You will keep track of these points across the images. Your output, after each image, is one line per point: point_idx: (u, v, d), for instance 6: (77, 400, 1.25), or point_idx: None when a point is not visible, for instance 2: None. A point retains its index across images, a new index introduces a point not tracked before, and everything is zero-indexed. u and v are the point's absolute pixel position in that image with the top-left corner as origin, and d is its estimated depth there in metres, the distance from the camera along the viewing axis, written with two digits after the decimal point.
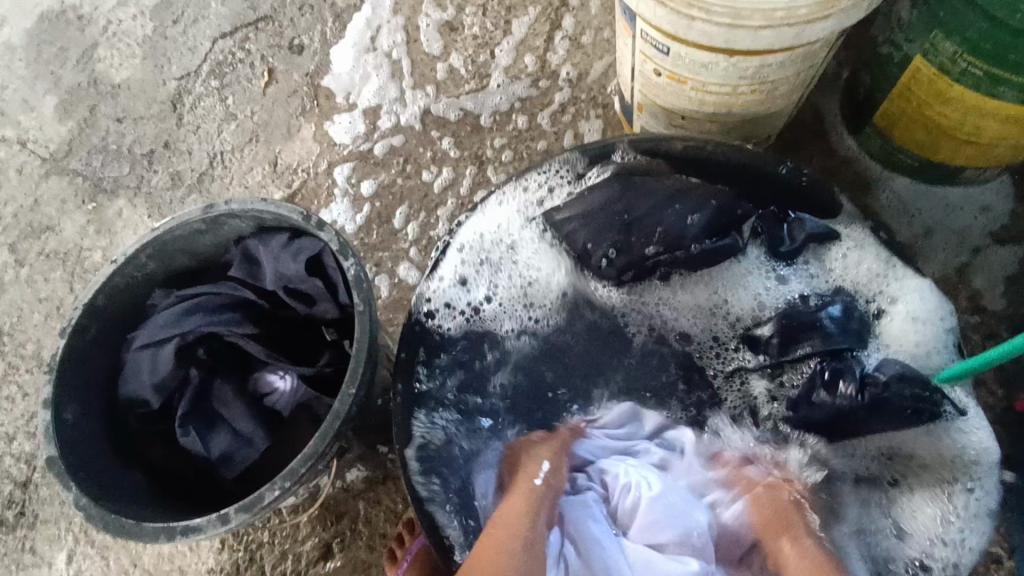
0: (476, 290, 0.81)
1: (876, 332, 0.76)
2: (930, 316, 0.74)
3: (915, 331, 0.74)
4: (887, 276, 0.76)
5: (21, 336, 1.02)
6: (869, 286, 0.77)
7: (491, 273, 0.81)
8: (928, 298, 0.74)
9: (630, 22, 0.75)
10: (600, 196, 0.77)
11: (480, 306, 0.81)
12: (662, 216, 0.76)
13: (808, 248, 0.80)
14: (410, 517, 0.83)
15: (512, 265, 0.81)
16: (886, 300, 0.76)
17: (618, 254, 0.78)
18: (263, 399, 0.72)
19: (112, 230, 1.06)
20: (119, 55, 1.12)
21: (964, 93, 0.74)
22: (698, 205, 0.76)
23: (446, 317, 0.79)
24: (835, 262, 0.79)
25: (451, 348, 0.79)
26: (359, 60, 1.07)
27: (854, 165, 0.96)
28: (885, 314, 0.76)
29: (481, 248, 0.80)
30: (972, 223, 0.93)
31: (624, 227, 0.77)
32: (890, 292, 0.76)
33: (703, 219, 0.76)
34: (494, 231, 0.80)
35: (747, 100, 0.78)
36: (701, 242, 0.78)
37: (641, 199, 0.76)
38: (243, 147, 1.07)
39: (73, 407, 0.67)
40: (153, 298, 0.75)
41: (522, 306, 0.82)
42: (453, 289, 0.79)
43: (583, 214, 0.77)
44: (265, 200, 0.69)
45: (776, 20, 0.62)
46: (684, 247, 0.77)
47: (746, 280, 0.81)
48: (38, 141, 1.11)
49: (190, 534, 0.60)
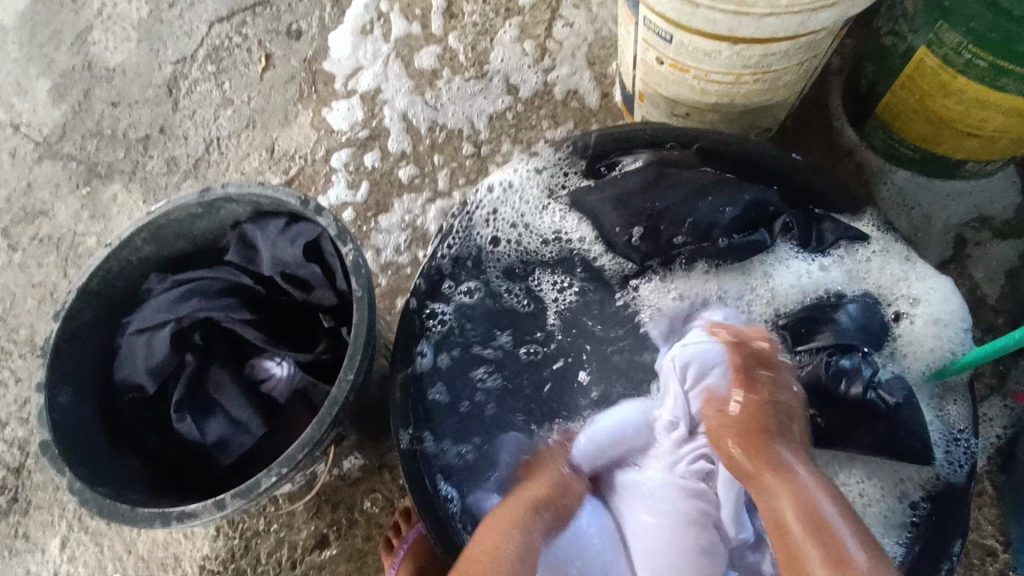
0: (508, 243, 0.83)
1: (894, 337, 0.76)
2: (952, 319, 0.73)
3: (933, 335, 0.74)
4: (908, 279, 0.75)
5: (14, 321, 1.01)
6: (892, 290, 0.76)
7: (518, 228, 0.83)
8: (952, 303, 0.74)
9: (632, 9, 0.74)
10: (630, 180, 0.78)
11: (505, 251, 0.83)
12: (695, 207, 0.76)
13: (841, 245, 0.77)
14: (407, 506, 0.83)
15: (534, 229, 0.83)
16: (906, 303, 0.76)
17: (641, 239, 0.79)
18: (260, 386, 0.71)
19: (107, 215, 1.05)
20: (114, 38, 1.11)
21: (968, 84, 0.73)
22: (733, 198, 0.75)
23: (485, 240, 0.82)
24: (861, 266, 0.77)
25: (484, 277, 0.82)
26: (359, 44, 1.06)
27: (854, 156, 0.95)
28: (905, 316, 0.76)
29: (518, 190, 0.82)
30: (973, 216, 0.92)
31: (657, 213, 0.77)
32: (912, 294, 0.75)
33: (736, 212, 0.76)
34: (525, 189, 0.82)
35: (750, 90, 0.77)
36: (729, 237, 0.78)
37: (670, 190, 0.76)
38: (239, 132, 1.06)
39: (67, 391, 0.66)
40: (148, 282, 0.74)
41: (551, 281, 0.85)
42: (499, 213, 0.82)
43: (616, 198, 0.78)
44: (262, 184, 0.68)
45: (780, 7, 0.61)
46: (712, 240, 0.78)
47: (783, 271, 0.80)
48: (31, 125, 1.10)
49: (186, 520, 0.59)
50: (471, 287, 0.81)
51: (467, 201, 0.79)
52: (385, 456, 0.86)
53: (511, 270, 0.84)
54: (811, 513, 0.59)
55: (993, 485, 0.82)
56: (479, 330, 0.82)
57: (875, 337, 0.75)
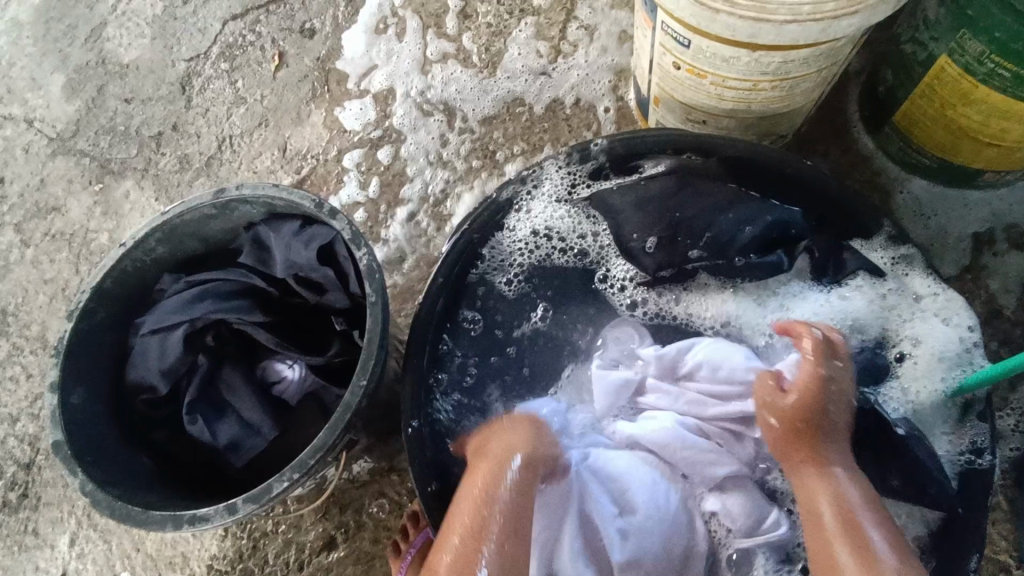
0: (531, 245, 0.82)
1: (896, 375, 0.75)
2: (958, 356, 0.73)
3: (939, 374, 0.73)
4: (913, 317, 0.75)
5: (26, 317, 1.01)
6: (896, 331, 0.76)
7: (540, 229, 0.82)
8: (953, 344, 0.73)
9: (650, 14, 0.74)
10: (654, 185, 0.77)
11: (525, 251, 0.83)
12: (712, 220, 0.77)
13: (857, 275, 0.77)
14: (415, 509, 0.82)
15: (554, 231, 0.83)
16: (909, 344, 0.75)
17: (658, 248, 0.79)
18: (271, 388, 0.72)
19: (120, 212, 1.05)
20: (128, 35, 1.11)
21: (989, 94, 0.72)
22: (753, 215, 0.77)
23: (509, 240, 0.82)
24: (870, 300, 0.76)
25: (500, 279, 0.82)
26: (372, 44, 1.06)
27: (870, 164, 0.94)
28: (907, 358, 0.75)
29: (548, 189, 0.81)
30: (991, 227, 0.91)
31: (674, 223, 0.78)
32: (917, 333, 0.75)
33: (756, 230, 0.77)
34: (553, 192, 0.82)
35: (767, 97, 0.76)
36: (746, 255, 0.79)
37: (690, 202, 0.77)
38: (252, 130, 1.06)
39: (81, 391, 0.67)
40: (162, 283, 0.74)
41: (561, 287, 0.84)
42: (527, 211, 0.81)
43: (638, 204, 0.78)
44: (277, 186, 0.68)
45: (802, 15, 0.61)
46: (728, 258, 0.79)
47: (798, 296, 0.79)
48: (45, 121, 1.10)
49: (197, 524, 0.59)
50: (491, 285, 0.82)
51: (503, 191, 0.78)
52: (394, 459, 0.86)
53: (525, 272, 0.83)
54: (846, 513, 0.59)
55: (1007, 501, 0.82)
56: (490, 335, 0.82)
57: (875, 371, 0.75)
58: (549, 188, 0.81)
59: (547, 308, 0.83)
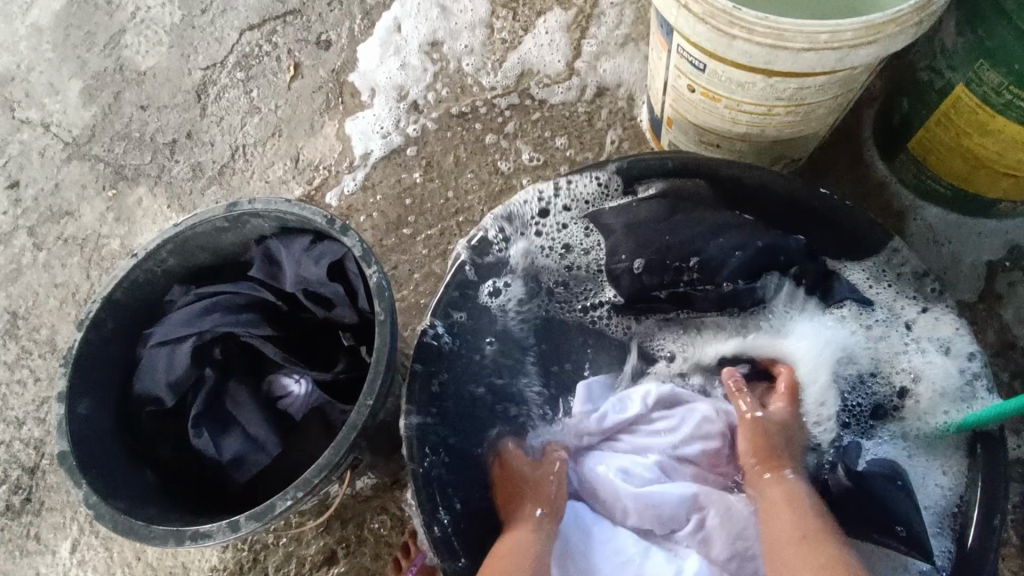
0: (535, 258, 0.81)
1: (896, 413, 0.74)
2: (958, 391, 0.72)
3: (940, 409, 0.72)
4: (909, 352, 0.74)
5: (35, 321, 1.02)
6: (891, 364, 0.75)
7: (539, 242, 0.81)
8: (953, 376, 0.72)
9: (666, 36, 0.74)
10: (643, 211, 0.77)
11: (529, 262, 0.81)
12: (705, 245, 0.75)
13: (847, 305, 0.76)
14: (417, 527, 0.82)
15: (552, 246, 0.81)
16: (907, 379, 0.74)
17: (646, 271, 0.77)
18: (277, 403, 0.71)
19: (132, 218, 1.05)
20: (146, 42, 1.12)
21: (1007, 125, 0.72)
22: (743, 241, 0.75)
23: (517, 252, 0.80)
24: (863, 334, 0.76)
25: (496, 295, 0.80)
26: (386, 57, 1.06)
27: (886, 191, 0.94)
28: (909, 395, 0.74)
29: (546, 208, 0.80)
30: (1004, 257, 0.91)
31: (664, 246, 0.76)
32: (914, 369, 0.74)
33: (746, 256, 0.74)
34: (554, 211, 0.80)
35: (782, 122, 0.76)
36: (734, 282, 0.76)
37: (682, 225, 0.75)
38: (265, 141, 1.06)
39: (87, 402, 0.67)
40: (171, 294, 0.74)
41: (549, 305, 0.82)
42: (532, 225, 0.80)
43: (628, 227, 0.77)
44: (289, 202, 0.68)
45: (819, 43, 0.61)
46: (716, 283, 0.76)
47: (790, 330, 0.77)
48: (61, 125, 1.11)
49: (199, 540, 0.59)
50: (495, 282, 0.79)
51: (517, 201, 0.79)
52: (397, 474, 0.86)
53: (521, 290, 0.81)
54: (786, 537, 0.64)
55: (1018, 537, 0.80)
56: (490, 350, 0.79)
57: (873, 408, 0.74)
58: (548, 206, 0.80)
59: (534, 304, 0.82)
